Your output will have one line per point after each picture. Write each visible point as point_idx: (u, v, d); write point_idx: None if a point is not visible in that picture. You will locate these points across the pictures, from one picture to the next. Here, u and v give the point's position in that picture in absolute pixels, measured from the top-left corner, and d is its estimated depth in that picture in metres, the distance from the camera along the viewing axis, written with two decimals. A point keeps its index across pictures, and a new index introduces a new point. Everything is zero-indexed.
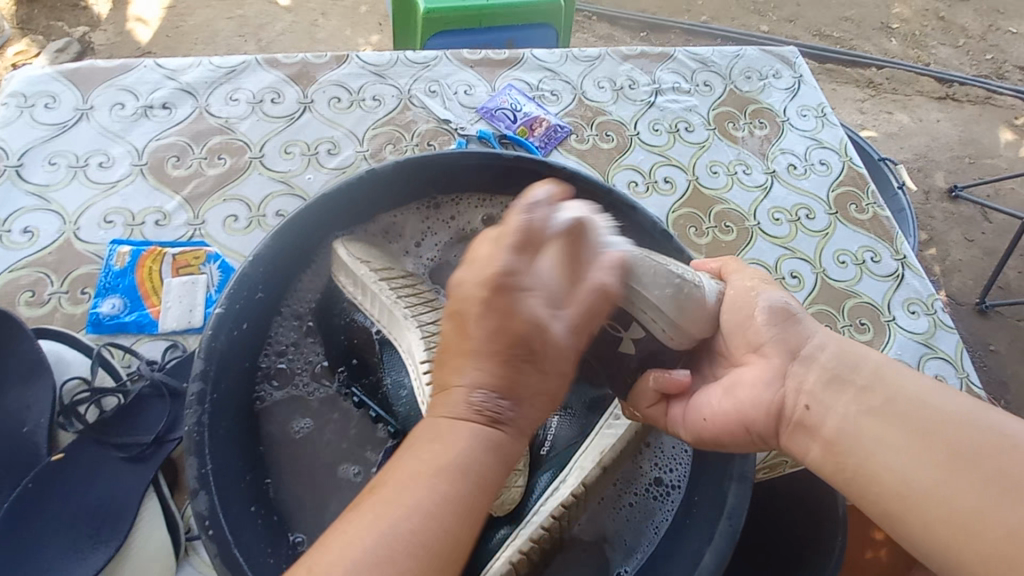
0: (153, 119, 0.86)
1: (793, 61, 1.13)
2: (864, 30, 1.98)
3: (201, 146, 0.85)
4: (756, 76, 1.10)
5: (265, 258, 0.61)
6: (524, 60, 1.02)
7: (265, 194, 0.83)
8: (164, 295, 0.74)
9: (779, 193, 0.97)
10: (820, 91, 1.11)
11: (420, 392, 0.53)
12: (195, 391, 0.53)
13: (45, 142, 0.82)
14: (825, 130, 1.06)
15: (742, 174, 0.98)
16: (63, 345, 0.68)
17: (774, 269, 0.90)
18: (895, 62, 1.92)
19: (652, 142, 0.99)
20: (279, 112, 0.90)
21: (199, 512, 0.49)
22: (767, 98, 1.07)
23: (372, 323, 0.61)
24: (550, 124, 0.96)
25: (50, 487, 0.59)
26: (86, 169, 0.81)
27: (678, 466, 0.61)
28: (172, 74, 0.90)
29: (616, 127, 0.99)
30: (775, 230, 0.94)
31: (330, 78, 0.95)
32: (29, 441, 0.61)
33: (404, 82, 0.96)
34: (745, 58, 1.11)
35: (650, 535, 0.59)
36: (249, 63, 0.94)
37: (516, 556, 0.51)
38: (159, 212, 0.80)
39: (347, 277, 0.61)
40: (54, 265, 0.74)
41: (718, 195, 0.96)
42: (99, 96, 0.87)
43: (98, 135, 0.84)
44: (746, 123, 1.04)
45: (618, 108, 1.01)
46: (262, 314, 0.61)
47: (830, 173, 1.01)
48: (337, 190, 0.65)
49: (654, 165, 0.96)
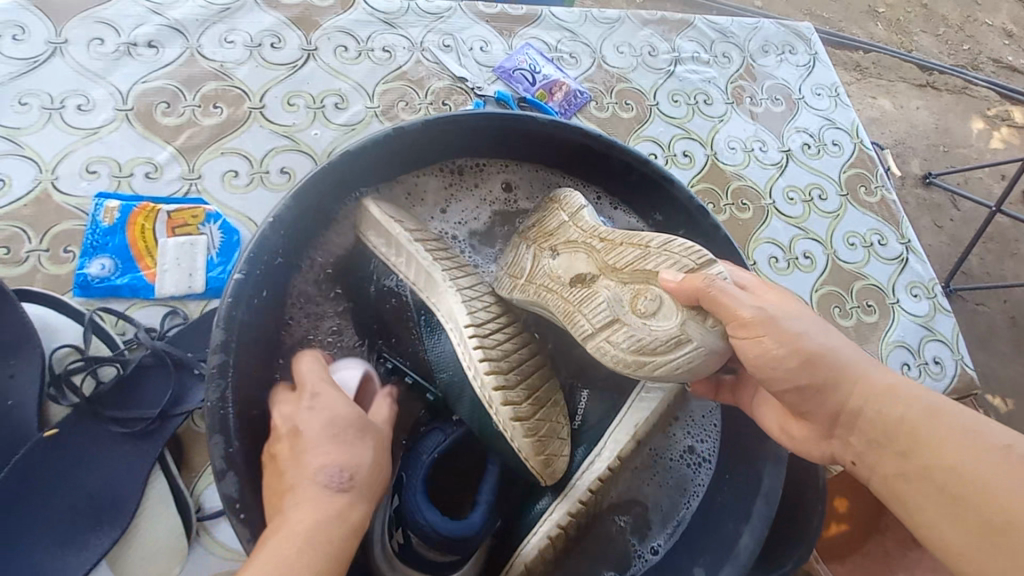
0: (137, 59, 0.77)
1: (809, 37, 1.12)
2: (852, 13, 1.99)
3: (194, 92, 0.77)
4: (773, 51, 1.08)
5: (285, 221, 0.54)
6: (542, 18, 0.96)
7: (268, 148, 0.77)
8: (159, 256, 0.67)
9: (794, 172, 0.97)
10: (834, 70, 1.10)
11: (467, 360, 0.51)
12: (217, 363, 0.48)
13: (14, 79, 0.73)
14: (837, 110, 1.05)
15: (759, 152, 0.97)
16: (50, 310, 0.61)
17: (788, 249, 0.90)
18: (882, 46, 1.93)
19: (671, 114, 0.96)
20: (280, 59, 0.82)
21: (228, 495, 0.45)
22: (783, 73, 1.06)
23: (406, 285, 0.56)
24: (569, 89, 0.92)
25: (45, 465, 0.54)
26: (63, 112, 0.72)
27: (708, 437, 0.61)
28: (158, 9, 0.81)
29: (635, 96, 0.95)
30: (789, 210, 0.93)
31: (335, 24, 0.86)
32: (16, 416, 0.56)
33: (416, 34, 0.89)
34: (764, 31, 1.09)
35: (684, 505, 0.59)
36: (245, 2, 0.84)
37: (555, 530, 0.52)
38: (149, 163, 0.72)
39: (378, 237, 0.57)
40: (31, 220, 0.66)
41: (736, 171, 0.94)
42: (74, 29, 0.77)
43: (75, 74, 0.74)
44: (764, 98, 1.02)
45: (638, 76, 0.97)
46: (279, 279, 0.56)
47: (842, 154, 1.01)
48: (361, 148, 0.58)
49: (673, 137, 0.94)
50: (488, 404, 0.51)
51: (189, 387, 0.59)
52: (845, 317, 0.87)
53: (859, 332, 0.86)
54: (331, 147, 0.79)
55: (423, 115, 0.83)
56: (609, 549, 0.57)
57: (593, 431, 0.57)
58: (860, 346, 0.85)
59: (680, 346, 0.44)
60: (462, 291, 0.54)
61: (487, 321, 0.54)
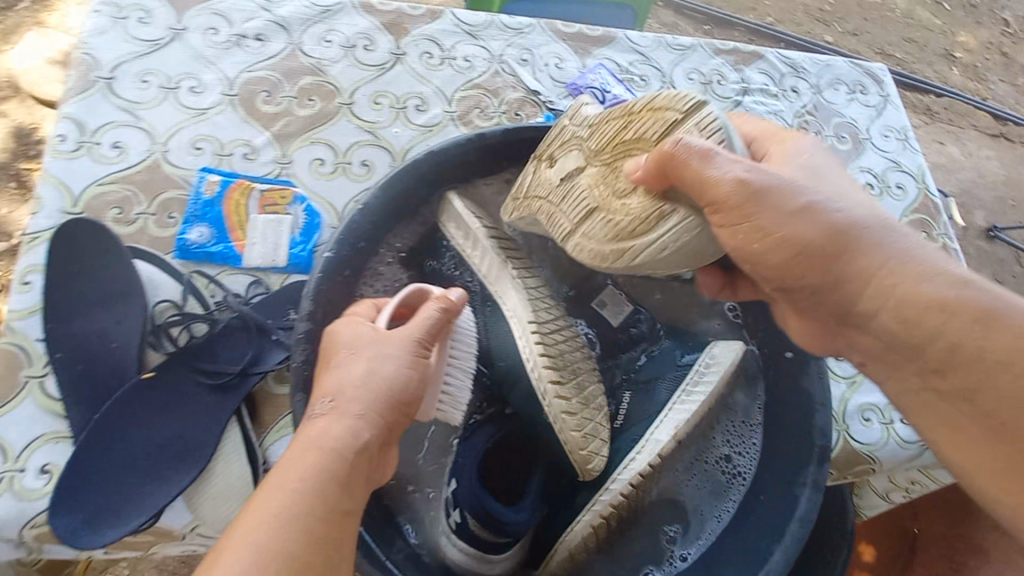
0: (245, 49, 0.84)
1: (881, 78, 1.12)
2: (926, 55, 1.95)
3: (292, 85, 0.84)
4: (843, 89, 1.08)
5: (371, 209, 0.61)
6: (617, 41, 1.00)
7: (352, 141, 0.83)
8: (250, 230, 0.74)
9: None
10: (904, 114, 1.09)
11: (528, 352, 0.56)
12: (303, 329, 0.55)
13: (137, 57, 0.80)
14: (905, 153, 1.05)
15: None
16: (155, 268, 0.68)
17: None
18: (955, 92, 1.89)
19: None
20: (370, 60, 0.88)
21: None
22: (852, 113, 1.06)
23: (478, 277, 0.62)
24: None
25: (139, 405, 0.60)
26: (177, 92, 0.79)
27: (747, 449, 0.63)
28: (267, 5, 0.87)
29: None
30: None
31: (424, 31, 0.92)
32: (119, 357, 0.62)
33: (496, 46, 0.94)
34: (836, 69, 1.10)
35: (721, 513, 0.62)
36: (344, 4, 0.90)
37: (596, 520, 0.57)
38: (248, 145, 0.79)
39: (456, 227, 0.64)
40: (142, 185, 0.73)
41: None
42: (193, 17, 0.84)
43: (191, 58, 0.81)
44: (829, 135, 1.03)
45: None
46: (361, 262, 0.61)
47: (905, 198, 1.01)
48: (443, 150, 0.63)
49: None
50: (542, 395, 0.56)
51: (268, 348, 0.65)
52: None
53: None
54: (409, 146, 0.84)
55: (496, 123, 0.88)
56: (643, 544, 0.60)
57: (633, 429, 0.62)
58: None
59: (664, 219, 0.45)
60: (529, 290, 0.59)
61: (547, 318, 0.59)
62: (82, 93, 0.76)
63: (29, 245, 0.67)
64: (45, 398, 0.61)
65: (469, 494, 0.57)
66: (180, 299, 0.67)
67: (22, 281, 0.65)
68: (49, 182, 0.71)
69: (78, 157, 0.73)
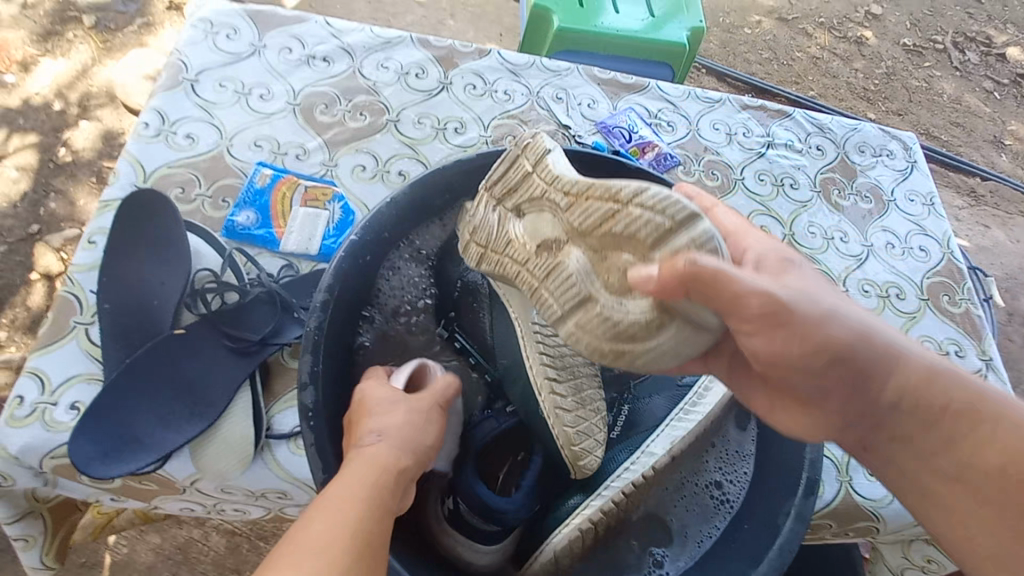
0: (313, 68, 0.95)
1: (910, 146, 1.14)
2: (974, 140, 1.96)
3: (348, 100, 0.94)
4: (870, 152, 1.11)
5: (399, 203, 0.68)
6: (648, 89, 1.07)
7: (393, 153, 0.91)
8: (290, 220, 0.81)
9: (872, 267, 0.98)
10: (931, 181, 1.11)
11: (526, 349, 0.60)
12: (321, 298, 0.61)
13: (220, 65, 0.91)
14: (930, 218, 1.05)
15: (839, 241, 0.99)
16: (203, 242, 0.76)
17: None
18: (1003, 177, 1.88)
19: (755, 190, 1.01)
20: (420, 86, 0.98)
21: (305, 404, 0.57)
22: (877, 175, 1.08)
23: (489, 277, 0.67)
24: (661, 151, 1.00)
25: (166, 356, 0.66)
26: (249, 97, 0.90)
27: (740, 478, 0.63)
28: (338, 34, 0.99)
29: (722, 169, 1.02)
30: (862, 302, 0.94)
31: (471, 66, 1.01)
32: (157, 313, 0.69)
33: (535, 83, 1.02)
34: (863, 133, 1.13)
35: (708, 537, 0.61)
36: (404, 38, 1.01)
37: (584, 525, 0.57)
38: (301, 147, 0.88)
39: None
40: (204, 170, 0.82)
41: (812, 254, 0.97)
42: (273, 37, 0.96)
43: (265, 71, 0.93)
44: (852, 193, 1.05)
45: (729, 151, 1.04)
46: (384, 250, 0.67)
47: (928, 261, 1.00)
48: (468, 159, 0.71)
49: (753, 212, 0.99)
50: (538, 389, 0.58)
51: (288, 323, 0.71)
52: None
53: None
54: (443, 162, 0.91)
55: None
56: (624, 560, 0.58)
57: (627, 442, 0.63)
58: None
59: (660, 330, 0.48)
60: None
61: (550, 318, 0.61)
62: (169, 90, 0.87)
63: (101, 210, 0.76)
64: (88, 341, 0.68)
65: (464, 485, 0.59)
66: (220, 270, 0.75)
67: (87, 240, 0.74)
68: (128, 160, 0.81)
69: (155, 142, 0.83)
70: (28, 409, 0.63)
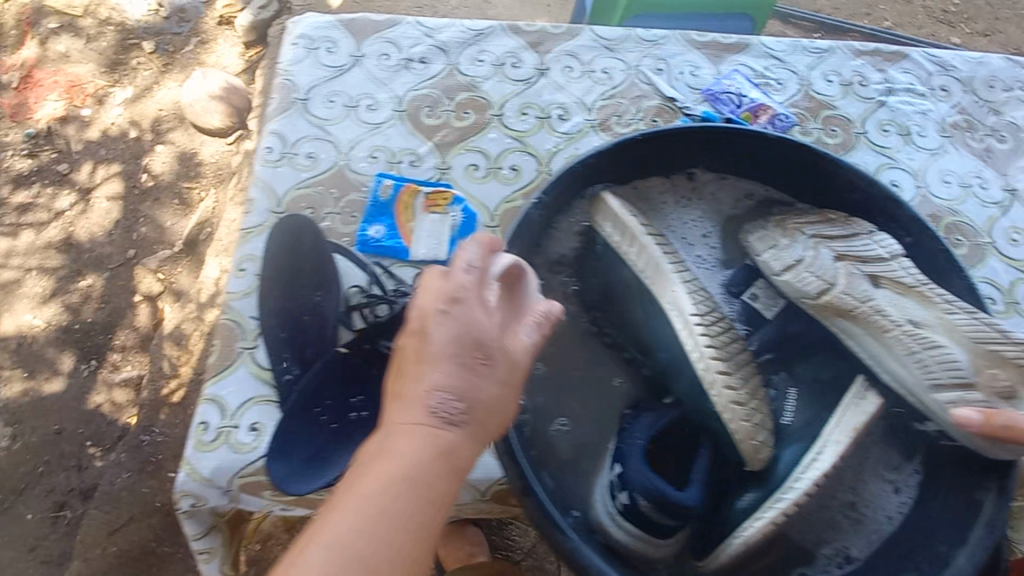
0: (412, 71, 0.95)
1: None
2: None
3: (451, 100, 0.93)
4: (1000, 86, 1.09)
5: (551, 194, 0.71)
6: (751, 46, 1.05)
7: (504, 148, 0.90)
8: (416, 227, 0.83)
9: (1016, 212, 0.97)
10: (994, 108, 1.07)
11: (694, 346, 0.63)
12: None
13: (326, 82, 0.93)
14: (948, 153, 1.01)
15: (979, 189, 0.99)
16: (351, 265, 0.79)
17: (1007, 291, 0.91)
18: None
19: (879, 142, 1.00)
20: (517, 76, 0.96)
21: None
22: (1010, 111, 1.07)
23: (635, 268, 0.69)
24: (776, 113, 0.97)
25: (328, 372, 0.68)
26: (357, 110, 0.91)
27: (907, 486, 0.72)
28: (430, 32, 0.99)
29: (841, 123, 1.01)
30: (1011, 252, 0.94)
31: (565, 48, 1.00)
32: (323, 330, 0.72)
33: (634, 58, 1.00)
34: (991, 66, 1.10)
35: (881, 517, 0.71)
36: (494, 28, 1.00)
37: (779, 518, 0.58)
38: (413, 154, 0.89)
39: (611, 226, 0.71)
40: (329, 189, 0.85)
41: (952, 206, 0.96)
42: (370, 46, 0.97)
43: (367, 80, 0.94)
44: (984, 133, 1.04)
45: (846, 104, 1.03)
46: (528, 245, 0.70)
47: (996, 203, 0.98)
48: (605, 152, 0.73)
49: (881, 166, 0.98)
50: (710, 385, 0.62)
51: None
52: None
53: None
54: (553, 151, 0.91)
55: (636, 129, 0.93)
56: None
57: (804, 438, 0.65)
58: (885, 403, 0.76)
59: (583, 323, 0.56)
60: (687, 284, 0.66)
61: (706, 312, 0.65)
62: (284, 114, 0.90)
63: (243, 239, 0.80)
64: (256, 366, 0.72)
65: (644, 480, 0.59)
66: (366, 285, 0.79)
67: (238, 268, 0.78)
68: (260, 187, 0.84)
69: (281, 167, 0.85)
70: (215, 432, 0.68)
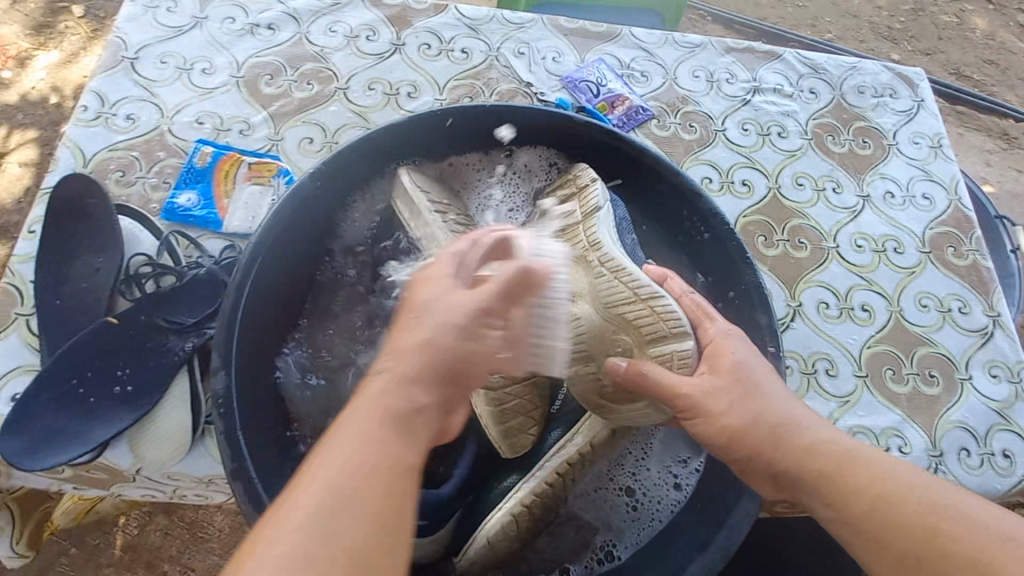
0: (451, 60, 0.96)
1: (916, 82, 1.07)
2: (1010, 78, 1.91)
3: (492, 91, 0.95)
4: (870, 93, 1.05)
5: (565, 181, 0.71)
6: (783, 57, 1.05)
7: None
8: None
9: (869, 222, 0.93)
10: (940, 120, 1.04)
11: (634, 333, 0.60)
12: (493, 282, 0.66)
13: (366, 69, 0.94)
14: (935, 161, 0.99)
15: (892, 254, 0.90)
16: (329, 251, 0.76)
17: (842, 298, 0.86)
18: None
19: (911, 155, 1.00)
20: (558, 71, 0.98)
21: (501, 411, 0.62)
22: (878, 117, 1.02)
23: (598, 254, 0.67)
24: (631, 105, 0.96)
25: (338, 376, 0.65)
26: (398, 97, 0.92)
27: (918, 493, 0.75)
28: (472, 24, 1.00)
29: (875, 136, 1.01)
30: (855, 258, 0.89)
31: (604, 48, 1.01)
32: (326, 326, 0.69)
33: (671, 62, 1.02)
34: (863, 71, 1.06)
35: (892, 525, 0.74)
36: (535, 22, 1.02)
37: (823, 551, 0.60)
38: None
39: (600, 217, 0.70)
40: None
41: (862, 272, 0.88)
42: (411, 35, 0.97)
43: (407, 68, 0.95)
44: (848, 139, 1.00)
45: (877, 115, 1.02)
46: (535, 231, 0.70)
47: (932, 210, 0.95)
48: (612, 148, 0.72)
49: (913, 178, 0.97)
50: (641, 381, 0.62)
51: None
52: (898, 382, 0.80)
53: (911, 402, 0.80)
54: None
55: (673, 132, 0.96)
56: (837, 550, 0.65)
57: None
58: (908, 417, 0.78)
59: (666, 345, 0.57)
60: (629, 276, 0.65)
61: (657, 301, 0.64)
62: (326, 102, 0.90)
63: None
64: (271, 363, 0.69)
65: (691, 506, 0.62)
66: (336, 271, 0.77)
67: None
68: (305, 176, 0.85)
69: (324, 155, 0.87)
70: None
